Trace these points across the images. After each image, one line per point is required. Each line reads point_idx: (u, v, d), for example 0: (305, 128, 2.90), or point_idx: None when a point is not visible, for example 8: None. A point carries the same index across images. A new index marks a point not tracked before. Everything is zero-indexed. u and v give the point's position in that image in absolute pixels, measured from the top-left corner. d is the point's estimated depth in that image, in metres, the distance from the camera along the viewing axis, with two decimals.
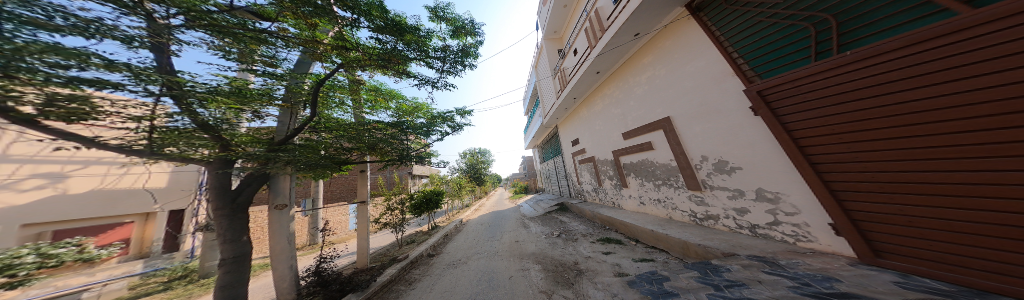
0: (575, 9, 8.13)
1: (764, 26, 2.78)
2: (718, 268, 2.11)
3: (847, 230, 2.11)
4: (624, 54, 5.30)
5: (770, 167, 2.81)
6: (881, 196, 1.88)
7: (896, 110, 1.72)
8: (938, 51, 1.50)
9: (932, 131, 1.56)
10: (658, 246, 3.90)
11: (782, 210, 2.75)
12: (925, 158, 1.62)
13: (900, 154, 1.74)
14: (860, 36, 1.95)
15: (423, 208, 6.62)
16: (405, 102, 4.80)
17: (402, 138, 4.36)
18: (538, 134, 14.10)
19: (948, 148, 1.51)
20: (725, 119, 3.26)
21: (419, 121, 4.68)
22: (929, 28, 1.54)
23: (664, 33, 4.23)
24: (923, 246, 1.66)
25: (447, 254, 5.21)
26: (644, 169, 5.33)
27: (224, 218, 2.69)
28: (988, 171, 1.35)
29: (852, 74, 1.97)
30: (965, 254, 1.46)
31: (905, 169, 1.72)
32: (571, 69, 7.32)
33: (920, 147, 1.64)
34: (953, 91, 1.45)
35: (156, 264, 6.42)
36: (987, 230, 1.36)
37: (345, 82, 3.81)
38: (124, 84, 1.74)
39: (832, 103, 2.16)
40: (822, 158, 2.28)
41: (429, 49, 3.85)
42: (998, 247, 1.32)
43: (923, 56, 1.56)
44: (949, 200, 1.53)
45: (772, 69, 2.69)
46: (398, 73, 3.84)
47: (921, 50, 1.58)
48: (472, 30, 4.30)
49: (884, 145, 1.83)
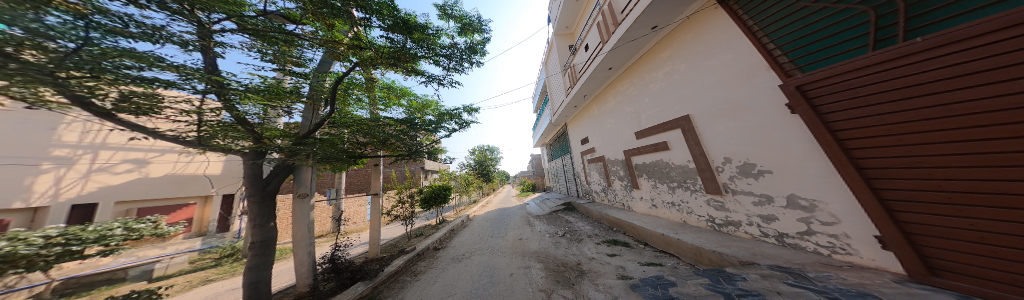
0: (588, 5, 7.95)
1: (809, 12, 2.46)
2: (732, 277, 1.93)
3: (897, 244, 1.83)
4: (640, 49, 5.07)
5: (806, 171, 2.52)
6: (949, 208, 1.58)
7: (973, 108, 1.43)
8: (1005, 43, 1.28)
9: (1003, 133, 1.31)
10: (668, 251, 3.67)
11: (817, 219, 2.45)
12: (1002, 165, 1.33)
13: (975, 159, 1.45)
14: (941, 18, 1.61)
15: (432, 203, 6.85)
16: (415, 99, 4.99)
17: (412, 134, 4.57)
18: (550, 134, 13.94)
19: (1018, 155, 1.26)
20: (756, 117, 2.98)
21: (428, 118, 4.88)
22: (1010, 13, 1.28)
23: (686, 25, 3.98)
24: (985, 265, 1.41)
25: (452, 249, 5.34)
26: (658, 170, 5.04)
27: (255, 205, 3.00)
28: None
29: (913, 66, 1.68)
30: None
31: (980, 177, 1.43)
32: (582, 66, 7.17)
33: (994, 151, 1.36)
34: (1009, 92, 1.27)
35: (211, 242, 7.34)
36: None
37: (362, 80, 4.08)
38: (178, 82, 2.02)
39: (888, 100, 1.86)
40: (869, 162, 1.98)
41: (437, 46, 3.98)
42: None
43: (993, 49, 1.32)
44: (1012, 214, 1.30)
45: (818, 61, 2.38)
46: (405, 71, 4.05)
47: (996, 40, 1.32)
48: (479, 28, 4.38)
49: (964, 149, 1.50)
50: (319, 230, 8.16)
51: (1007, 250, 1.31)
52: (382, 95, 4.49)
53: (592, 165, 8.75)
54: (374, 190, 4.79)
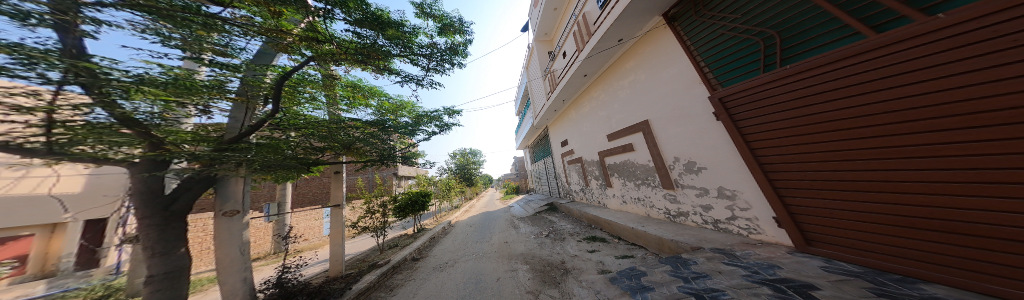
0: (565, 12, 8.30)
1: (724, 39, 3.06)
2: (687, 261, 2.33)
3: (788, 223, 2.41)
4: (610, 58, 5.54)
5: (728, 167, 3.11)
6: (822, 193, 2.14)
7: (840, 115, 1.92)
8: (862, 65, 1.76)
9: (870, 134, 1.74)
10: (638, 243, 4.16)
11: (737, 205, 3.06)
12: (856, 159, 1.86)
13: (838, 155, 1.98)
14: (799, 52, 2.30)
15: (408, 210, 6.37)
16: (387, 99, 4.65)
17: (384, 137, 4.25)
18: (530, 135, 14.28)
19: (868, 151, 1.77)
20: (694, 123, 3.55)
21: (404, 120, 4.64)
22: (853, 46, 1.81)
23: (644, 40, 4.49)
24: (847, 236, 1.97)
25: (433, 258, 5.08)
26: (626, 169, 5.63)
27: (155, 229, 2.32)
28: (915, 170, 1.54)
29: (800, 82, 2.23)
30: (890, 244, 1.69)
31: (842, 169, 1.97)
32: (560, 71, 7.51)
33: (854, 148, 1.86)
34: (875, 100, 1.70)
35: (65, 285, 5.42)
36: (907, 222, 1.60)
37: (317, 78, 3.56)
38: (10, 67, 1.45)
39: (779, 110, 2.44)
40: (769, 159, 2.57)
41: (414, 45, 3.81)
42: (937, 241, 1.46)
43: (852, 69, 1.82)
44: (872, 196, 1.78)
45: (731, 79, 2.99)
46: (376, 69, 3.73)
47: (852, 63, 1.83)
48: (460, 29, 4.25)
49: (833, 147, 2.02)
50: (255, 252, 6.87)
51: (872, 225, 1.80)
52: (342, 94, 3.99)
53: (571, 167, 9.28)
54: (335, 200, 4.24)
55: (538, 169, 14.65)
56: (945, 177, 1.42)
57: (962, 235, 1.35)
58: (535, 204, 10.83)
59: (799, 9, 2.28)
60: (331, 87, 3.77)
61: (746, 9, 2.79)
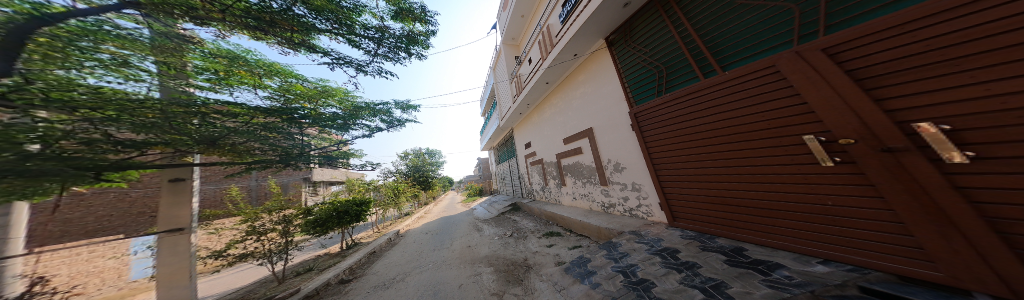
0: (532, 22, 8.40)
1: (637, 67, 3.74)
2: (615, 244, 3.25)
3: (688, 209, 3.17)
4: (566, 70, 5.76)
5: (639, 167, 3.92)
6: (699, 183, 2.98)
7: (712, 126, 2.74)
8: (722, 92, 2.59)
9: (738, 140, 2.48)
10: (584, 233, 4.62)
11: (640, 195, 3.97)
12: (730, 159, 2.59)
13: (714, 156, 2.75)
14: (673, 84, 3.19)
15: (328, 224, 5.20)
16: (300, 82, 3.61)
17: (291, 130, 3.30)
18: (494, 137, 14.12)
19: (743, 151, 2.45)
20: (622, 132, 4.21)
21: (328, 111, 3.78)
22: (713, 79, 2.66)
23: (593, 57, 4.88)
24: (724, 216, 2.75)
25: (373, 275, 4.27)
26: (574, 169, 6.09)
27: None
28: (765, 165, 2.29)
29: (683, 103, 3.03)
30: (755, 220, 2.44)
31: (722, 166, 2.69)
32: (526, 77, 7.57)
33: (726, 151, 2.63)
34: (735, 117, 2.49)
35: None
36: (763, 204, 2.36)
37: (143, 38, 2.28)
38: None
39: (671, 123, 3.22)
40: (668, 161, 3.33)
41: (356, 24, 3.60)
42: (782, 214, 2.22)
43: (716, 95, 2.66)
44: (739, 185, 2.55)
45: (642, 98, 3.69)
46: (282, 41, 3.28)
47: (715, 91, 2.67)
48: (421, 18, 4.27)
49: (713, 150, 2.77)
50: None
51: (741, 208, 2.55)
52: (203, 65, 2.73)
53: (533, 168, 9.53)
54: (178, 221, 2.96)
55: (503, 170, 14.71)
56: (788, 169, 2.15)
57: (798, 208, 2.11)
58: (499, 205, 10.82)
59: (677, 54, 3.10)
60: (184, 54, 2.55)
61: (652, 45, 3.39)
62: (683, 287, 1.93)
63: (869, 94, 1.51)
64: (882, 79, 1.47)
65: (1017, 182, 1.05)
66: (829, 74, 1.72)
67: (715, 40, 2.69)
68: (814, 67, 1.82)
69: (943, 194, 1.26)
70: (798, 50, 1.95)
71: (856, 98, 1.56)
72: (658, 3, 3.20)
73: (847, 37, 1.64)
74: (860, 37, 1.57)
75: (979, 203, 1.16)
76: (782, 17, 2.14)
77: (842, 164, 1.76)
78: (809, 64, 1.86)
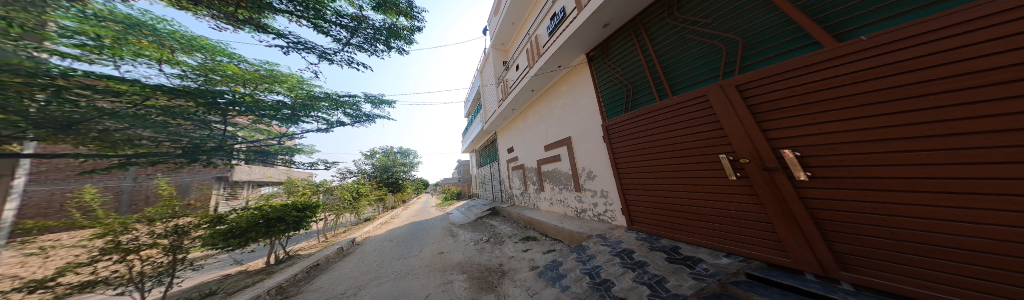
0: (521, 30, 8.50)
1: (609, 85, 3.98)
2: (584, 247, 3.30)
3: (639, 217, 3.44)
4: (550, 80, 5.86)
5: (607, 175, 4.11)
6: (647, 191, 3.29)
7: (658, 143, 3.04)
8: (668, 113, 2.89)
9: (678, 156, 2.80)
10: (558, 238, 4.69)
11: (606, 202, 4.15)
12: (673, 173, 2.90)
13: (662, 170, 3.04)
14: (635, 104, 3.46)
15: (244, 237, 4.31)
16: (244, 65, 3.04)
17: (216, 119, 2.68)
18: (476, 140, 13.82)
19: (681, 165, 2.78)
20: (594, 142, 4.40)
21: (275, 99, 3.23)
22: (662, 102, 2.97)
23: (573, 71, 5.05)
24: (664, 222, 3.06)
25: (311, 294, 3.65)
26: (552, 175, 6.20)
27: None
28: (696, 178, 2.64)
29: (638, 120, 3.31)
30: (684, 225, 2.80)
31: (667, 179, 2.99)
32: (512, 82, 7.54)
33: (670, 166, 2.93)
34: (676, 135, 2.81)
35: None
36: (691, 211, 2.71)
37: None
38: None
39: (630, 139, 3.49)
40: (629, 173, 3.58)
41: (326, 9, 3.29)
42: (704, 221, 2.58)
43: (663, 115, 2.96)
44: (677, 195, 2.88)
45: (613, 113, 3.91)
46: (220, 15, 2.73)
47: (662, 111, 2.97)
48: (406, 12, 4.01)
49: (660, 164, 3.05)
50: None
51: (677, 215, 2.89)
52: (78, 27, 1.96)
53: (514, 173, 9.42)
54: None
55: (483, 174, 14.40)
56: (710, 181, 2.49)
57: (715, 216, 2.47)
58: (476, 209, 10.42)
59: (642, 76, 3.35)
60: (43, 11, 1.87)
61: (624, 65, 3.63)
62: (635, 284, 2.08)
63: (761, 125, 1.99)
64: (771, 113, 1.92)
65: (834, 194, 1.60)
66: (739, 107, 2.15)
67: (670, 67, 2.96)
68: (729, 99, 2.24)
69: (796, 203, 1.81)
70: (721, 84, 2.33)
71: (753, 129, 2.02)
72: (630, 26, 3.45)
73: (752, 77, 2.06)
74: (759, 79, 2.02)
75: (813, 210, 1.72)
76: (713, 54, 2.52)
77: (739, 178, 2.20)
78: (725, 98, 2.28)
